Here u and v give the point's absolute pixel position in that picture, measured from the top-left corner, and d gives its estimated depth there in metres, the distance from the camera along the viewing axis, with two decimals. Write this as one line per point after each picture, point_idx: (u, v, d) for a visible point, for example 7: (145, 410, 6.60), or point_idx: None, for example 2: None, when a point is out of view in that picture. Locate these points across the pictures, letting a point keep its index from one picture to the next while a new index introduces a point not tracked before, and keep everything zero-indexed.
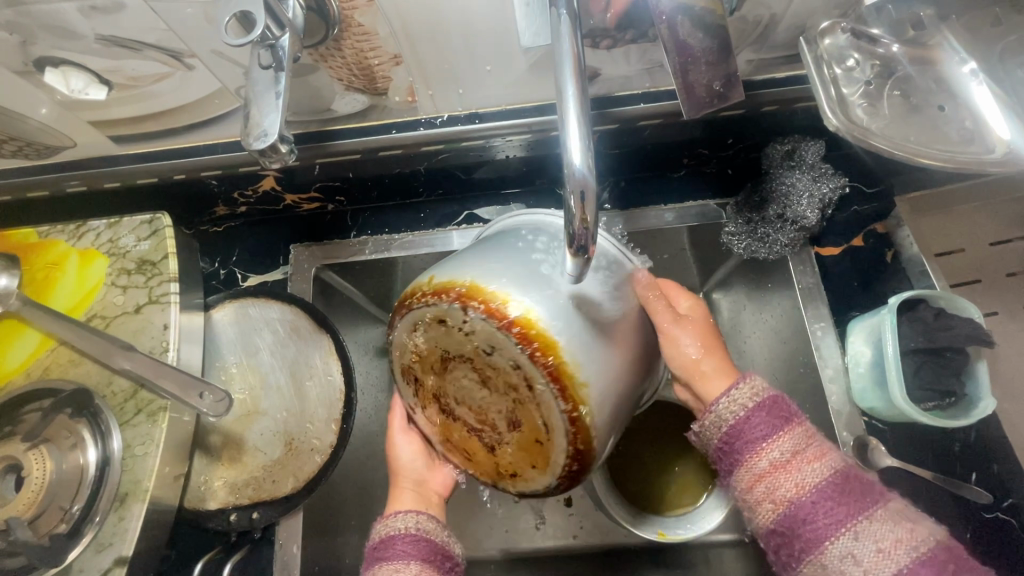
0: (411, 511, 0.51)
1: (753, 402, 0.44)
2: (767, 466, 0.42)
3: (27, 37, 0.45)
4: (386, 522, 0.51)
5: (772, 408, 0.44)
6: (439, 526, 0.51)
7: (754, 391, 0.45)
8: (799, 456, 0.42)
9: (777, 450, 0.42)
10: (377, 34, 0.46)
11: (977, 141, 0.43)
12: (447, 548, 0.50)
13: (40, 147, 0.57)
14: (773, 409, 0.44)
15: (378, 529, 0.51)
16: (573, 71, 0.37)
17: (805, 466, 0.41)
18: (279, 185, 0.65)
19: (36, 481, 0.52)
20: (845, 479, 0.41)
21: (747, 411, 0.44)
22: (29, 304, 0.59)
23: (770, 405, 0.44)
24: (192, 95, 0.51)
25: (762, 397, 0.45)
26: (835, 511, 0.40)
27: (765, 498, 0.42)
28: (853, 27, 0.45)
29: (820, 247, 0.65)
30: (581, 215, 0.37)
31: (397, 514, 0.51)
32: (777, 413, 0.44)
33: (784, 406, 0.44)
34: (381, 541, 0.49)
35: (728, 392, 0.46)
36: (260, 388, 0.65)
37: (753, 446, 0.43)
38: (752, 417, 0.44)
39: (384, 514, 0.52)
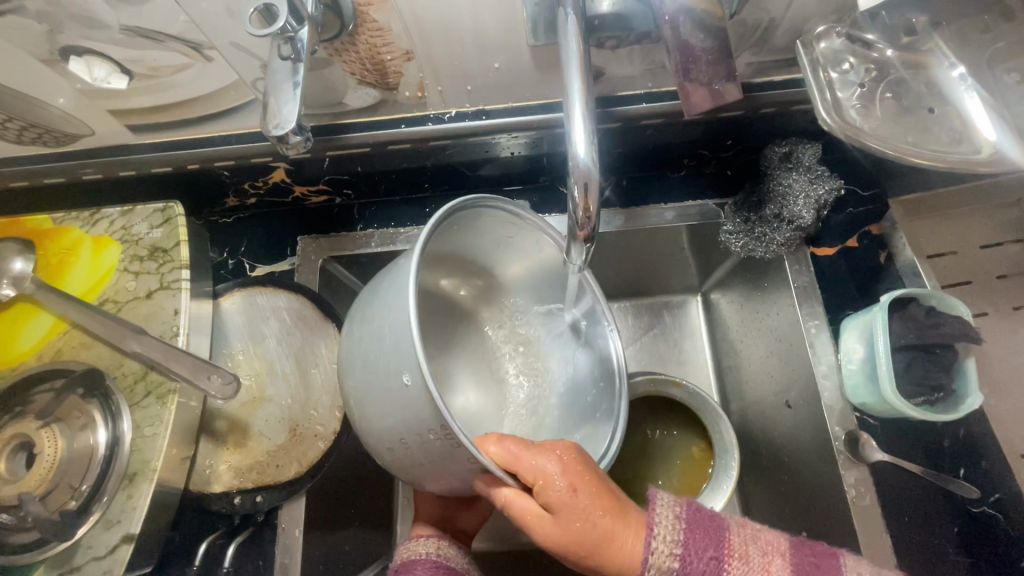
0: (434, 538, 0.56)
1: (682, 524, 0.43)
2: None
3: (55, 26, 0.46)
4: (410, 547, 0.55)
5: (693, 537, 0.42)
6: (458, 554, 0.56)
7: (670, 518, 0.44)
8: None
9: None
10: (390, 31, 0.48)
11: (967, 142, 0.44)
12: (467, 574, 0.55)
13: (59, 134, 0.59)
14: (696, 537, 0.43)
15: (399, 555, 0.55)
16: (579, 67, 0.39)
17: None
18: (289, 178, 0.67)
19: (47, 459, 0.53)
20: (799, 562, 0.43)
21: (679, 556, 0.42)
22: (43, 288, 0.60)
23: (695, 535, 0.43)
24: (209, 86, 0.52)
25: (686, 517, 0.44)
26: None
27: None
28: (848, 32, 0.47)
29: (816, 247, 0.67)
30: (584, 204, 0.41)
31: (420, 541, 0.56)
32: (706, 543, 0.42)
33: (713, 525, 0.43)
34: (404, 562, 0.54)
35: (649, 541, 0.42)
36: (265, 374, 0.67)
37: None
38: (688, 562, 0.42)
39: (408, 541, 0.57)
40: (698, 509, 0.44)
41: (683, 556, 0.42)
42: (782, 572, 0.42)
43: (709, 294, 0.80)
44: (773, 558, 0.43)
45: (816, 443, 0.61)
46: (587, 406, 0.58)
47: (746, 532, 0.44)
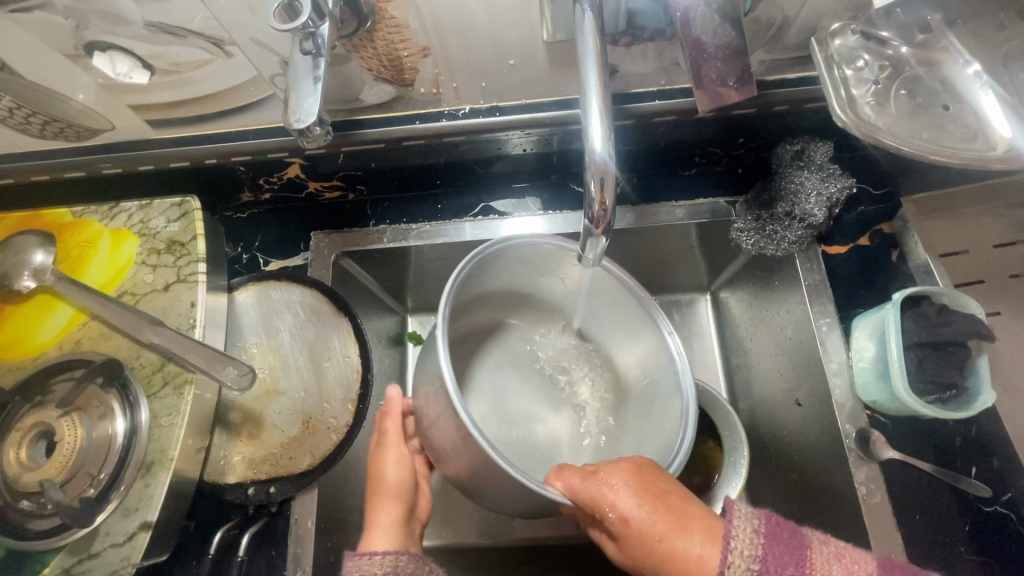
0: (389, 555, 0.52)
1: (763, 533, 0.39)
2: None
3: (81, 22, 0.47)
4: (361, 564, 0.51)
5: (774, 549, 0.38)
6: (414, 565, 0.52)
7: (750, 528, 0.39)
8: None
9: None
10: (408, 27, 0.48)
11: (981, 138, 0.44)
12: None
13: (81, 129, 0.60)
14: (777, 549, 0.38)
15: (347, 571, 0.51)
16: (595, 63, 0.39)
17: None
18: (304, 173, 0.68)
19: (66, 447, 0.54)
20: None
21: (758, 569, 0.38)
22: (63, 279, 0.61)
23: (774, 548, 0.38)
24: (229, 82, 0.53)
25: (769, 528, 0.39)
26: None
27: None
28: (863, 29, 0.48)
29: (827, 246, 0.67)
30: (600, 197, 0.42)
31: (370, 557, 0.52)
32: (787, 557, 0.38)
33: (792, 535, 0.39)
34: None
35: (725, 553, 0.39)
36: (279, 367, 0.67)
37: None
38: (767, 573, 0.38)
39: (356, 554, 0.52)
40: (779, 521, 0.40)
41: (762, 569, 0.38)
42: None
43: (718, 292, 0.80)
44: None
45: (826, 441, 0.62)
46: (646, 408, 0.59)
47: (831, 548, 0.39)
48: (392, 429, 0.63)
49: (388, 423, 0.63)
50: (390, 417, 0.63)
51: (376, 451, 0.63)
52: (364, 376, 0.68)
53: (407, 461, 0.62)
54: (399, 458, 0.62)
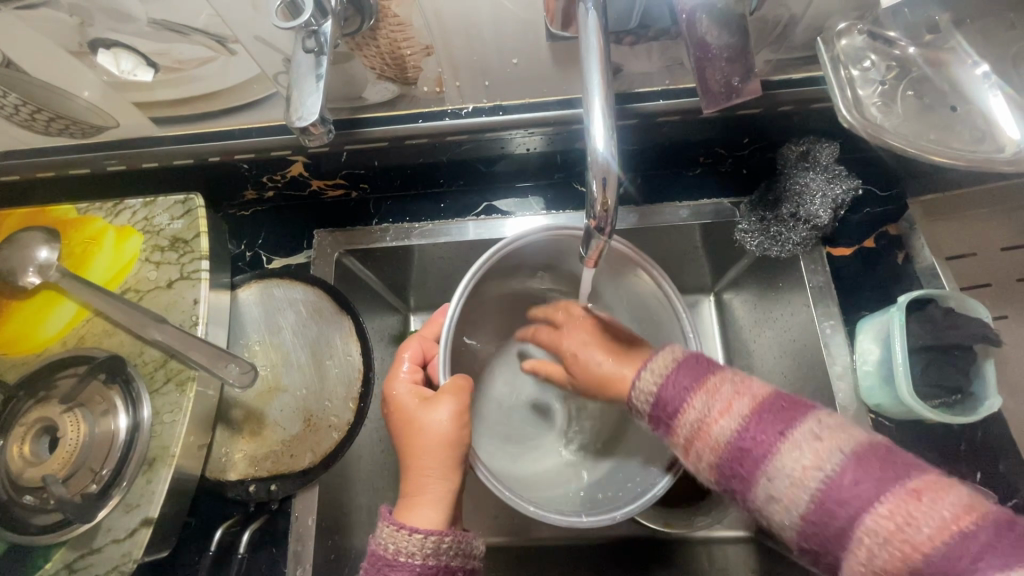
0: (430, 534, 0.46)
1: (669, 370, 0.47)
2: (685, 426, 0.44)
3: (85, 19, 0.47)
4: (397, 540, 0.45)
5: (678, 373, 0.47)
6: (452, 550, 0.46)
7: (661, 367, 0.48)
8: (709, 407, 0.43)
9: (694, 402, 0.44)
10: (411, 25, 0.48)
11: (990, 140, 0.44)
12: (467, 566, 0.48)
13: (86, 126, 0.60)
14: (680, 372, 0.47)
15: (382, 542, 0.46)
16: (598, 62, 0.39)
17: (722, 411, 0.43)
18: (307, 172, 0.68)
19: (69, 443, 0.55)
20: (769, 407, 0.42)
21: (658, 388, 0.47)
22: (67, 276, 0.62)
23: (678, 373, 0.47)
24: (232, 80, 0.53)
25: (682, 360, 0.48)
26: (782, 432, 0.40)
27: (708, 418, 0.43)
28: (870, 29, 0.47)
29: (831, 247, 0.66)
30: (602, 197, 0.41)
31: (405, 532, 0.45)
32: (686, 376, 0.46)
33: (706, 364, 0.47)
34: (391, 563, 0.45)
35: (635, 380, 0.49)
36: (281, 365, 0.68)
37: (675, 421, 0.45)
38: (664, 392, 0.46)
39: (389, 520, 0.46)
40: (697, 359, 0.48)
41: (662, 377, 0.47)
42: (742, 412, 0.42)
43: (721, 293, 0.80)
44: (739, 399, 0.43)
45: None
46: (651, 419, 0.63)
47: (815, 424, 0.39)
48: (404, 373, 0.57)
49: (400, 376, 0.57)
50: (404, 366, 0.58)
51: (415, 405, 0.53)
52: (365, 375, 0.68)
53: (463, 412, 0.52)
54: (455, 410, 0.52)
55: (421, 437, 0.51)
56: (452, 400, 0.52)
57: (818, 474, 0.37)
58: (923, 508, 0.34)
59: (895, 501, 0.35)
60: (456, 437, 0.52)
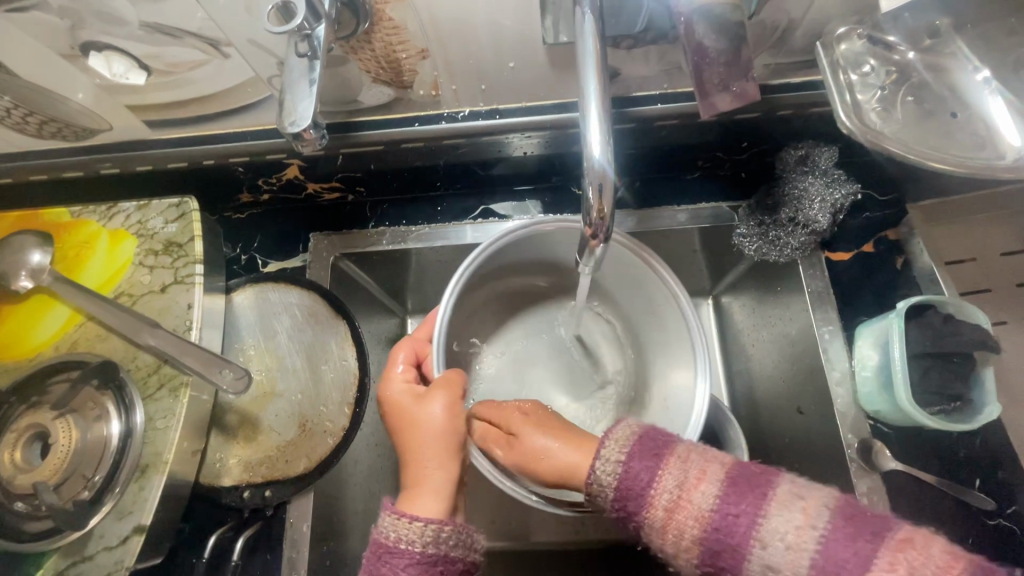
0: (431, 522, 0.45)
1: (627, 447, 0.43)
2: (665, 511, 0.40)
3: (76, 22, 0.47)
4: (401, 529, 0.45)
5: (638, 450, 0.42)
6: (454, 537, 0.46)
7: (619, 445, 0.43)
8: (684, 482, 0.40)
9: (669, 481, 0.40)
10: (406, 29, 0.48)
11: (990, 147, 0.43)
12: (468, 561, 0.47)
13: (78, 129, 0.59)
14: (641, 447, 0.43)
15: (385, 530, 0.45)
16: (595, 67, 0.39)
17: (695, 492, 0.39)
18: (302, 175, 0.67)
19: (62, 449, 0.54)
20: (737, 477, 0.40)
21: (623, 463, 0.42)
22: (60, 280, 0.61)
23: (638, 451, 0.42)
24: (226, 83, 0.53)
25: (637, 433, 0.44)
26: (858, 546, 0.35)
27: (688, 517, 0.39)
28: (869, 34, 0.47)
29: (830, 252, 0.66)
30: (598, 204, 0.41)
31: (406, 518, 0.45)
32: (647, 451, 0.42)
33: (657, 433, 0.44)
34: (393, 550, 0.44)
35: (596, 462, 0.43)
36: (276, 369, 0.67)
37: (642, 493, 0.41)
38: (632, 468, 0.42)
39: (392, 508, 0.46)
40: (649, 429, 0.44)
41: (628, 454, 0.42)
42: (720, 487, 0.39)
43: (719, 297, 0.79)
44: (711, 464, 0.41)
45: (828, 451, 0.61)
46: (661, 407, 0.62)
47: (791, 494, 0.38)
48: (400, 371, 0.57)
49: (397, 371, 0.57)
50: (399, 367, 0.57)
51: (411, 404, 0.53)
52: (360, 380, 0.68)
53: (456, 405, 0.52)
54: (450, 405, 0.52)
55: (422, 430, 0.51)
56: (443, 394, 0.52)
57: (810, 542, 0.36)
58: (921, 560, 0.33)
59: (888, 556, 0.34)
60: (455, 430, 0.52)
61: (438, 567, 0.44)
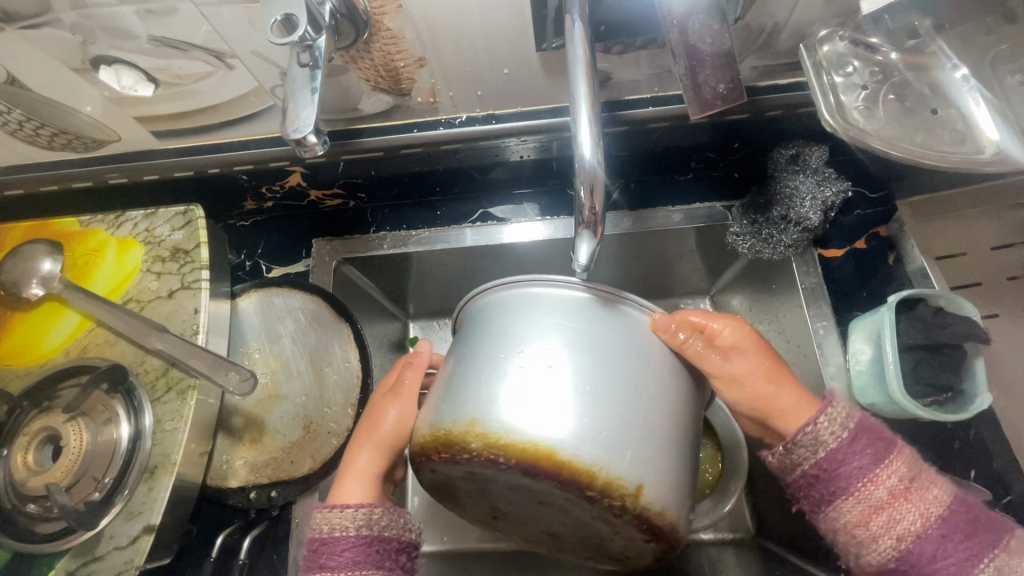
0: (362, 507, 0.48)
1: (855, 423, 0.46)
2: (878, 492, 0.44)
3: (87, 37, 0.49)
4: (331, 519, 0.48)
5: (863, 431, 0.46)
6: (393, 521, 0.49)
7: (841, 417, 0.46)
8: (907, 483, 0.44)
9: (887, 477, 0.44)
10: (404, 38, 0.49)
11: (970, 142, 0.45)
12: (404, 540, 0.50)
13: (88, 140, 0.61)
14: (862, 433, 0.46)
15: (319, 525, 0.48)
16: (585, 74, 0.40)
17: (917, 496, 0.43)
18: (305, 182, 0.69)
19: (72, 451, 0.56)
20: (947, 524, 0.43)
21: (850, 428, 0.46)
22: (70, 287, 0.63)
23: (861, 432, 0.46)
24: (230, 93, 0.54)
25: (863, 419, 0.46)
26: (968, 546, 0.42)
27: (885, 529, 0.43)
28: (851, 36, 0.48)
29: (823, 249, 0.67)
30: (589, 204, 0.42)
31: (342, 509, 0.48)
32: (871, 441, 0.45)
33: (888, 431, 0.46)
34: (325, 540, 0.47)
35: (822, 415, 0.46)
36: (281, 372, 0.69)
37: (848, 479, 0.45)
38: (840, 448, 0.45)
39: (326, 505, 0.49)
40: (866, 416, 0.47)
41: (852, 432, 0.45)
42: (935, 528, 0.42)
43: (717, 297, 0.80)
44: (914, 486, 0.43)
45: None
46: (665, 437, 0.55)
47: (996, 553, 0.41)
48: (410, 372, 0.56)
49: (410, 373, 0.56)
50: (412, 367, 0.57)
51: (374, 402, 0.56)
52: (363, 382, 0.69)
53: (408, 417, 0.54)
54: (410, 409, 0.55)
55: (376, 432, 0.54)
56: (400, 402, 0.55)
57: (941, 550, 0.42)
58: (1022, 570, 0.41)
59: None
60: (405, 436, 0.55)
61: (375, 548, 0.47)
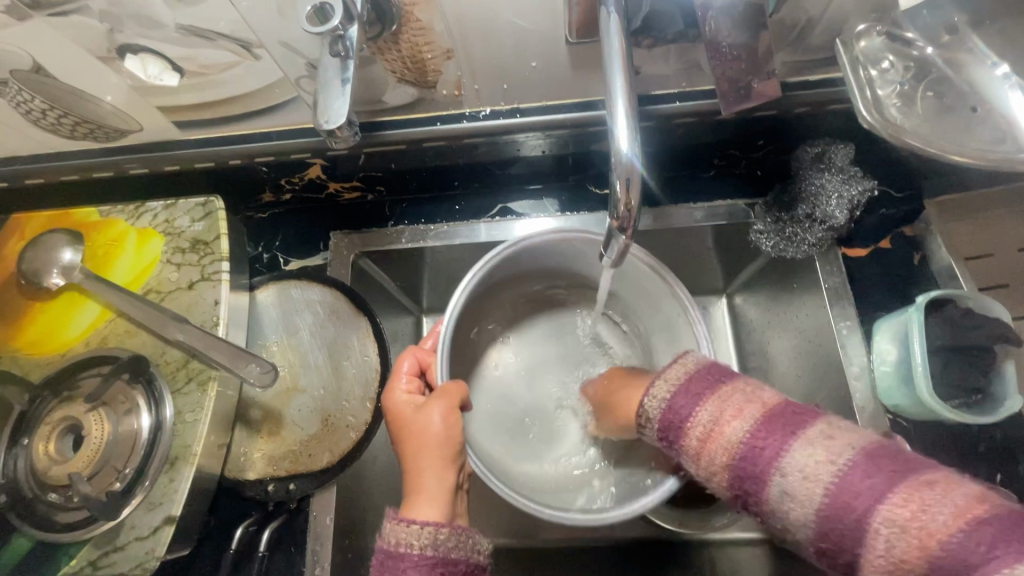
0: (427, 525, 0.46)
1: (685, 376, 0.44)
2: (780, 483, 0.37)
3: (114, 26, 0.48)
4: (401, 533, 0.46)
5: (692, 393, 0.43)
6: (461, 540, 0.47)
7: (671, 380, 0.45)
8: (717, 416, 0.41)
9: (725, 422, 0.40)
10: (433, 30, 0.49)
11: (1011, 141, 0.44)
12: (471, 562, 0.48)
13: (110, 130, 0.61)
14: (700, 389, 0.43)
15: (386, 537, 0.47)
16: (621, 66, 0.39)
17: (735, 418, 0.40)
18: (324, 174, 0.68)
19: (94, 441, 0.55)
20: (779, 413, 0.39)
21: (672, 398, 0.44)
22: (91, 277, 0.63)
23: (688, 393, 0.43)
24: (255, 84, 0.54)
25: (697, 367, 0.45)
26: (769, 434, 0.38)
27: (791, 471, 0.37)
28: (888, 31, 0.47)
29: (848, 248, 0.66)
30: (626, 199, 0.42)
31: (410, 524, 0.46)
32: (701, 394, 0.43)
33: (717, 371, 0.44)
34: (394, 554, 0.46)
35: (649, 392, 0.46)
36: (298, 365, 0.68)
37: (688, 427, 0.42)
38: (676, 405, 0.43)
39: (395, 517, 0.48)
40: (706, 370, 0.44)
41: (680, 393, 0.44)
42: (753, 416, 0.40)
43: (733, 297, 0.79)
44: (751, 405, 0.40)
45: None
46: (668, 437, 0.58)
47: (812, 433, 0.37)
48: (403, 380, 0.58)
49: (398, 381, 0.58)
50: (403, 377, 0.58)
51: (410, 412, 0.54)
52: (493, 352, 0.72)
53: (452, 413, 0.52)
54: (446, 414, 0.52)
55: (422, 438, 0.52)
56: (442, 403, 0.52)
57: (737, 436, 0.39)
58: (934, 495, 0.32)
59: (797, 451, 0.37)
60: (453, 435, 0.52)
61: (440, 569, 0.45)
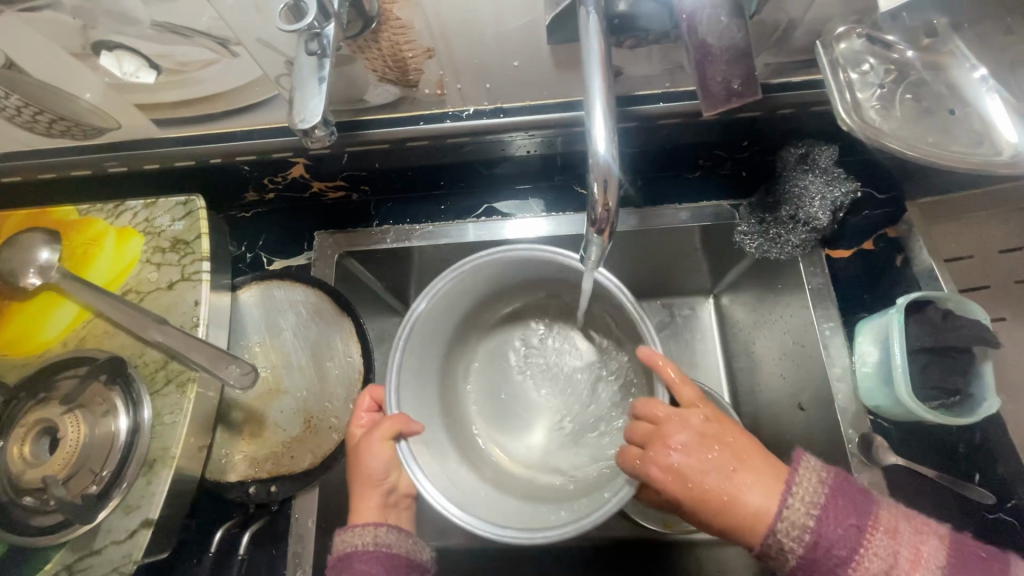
0: (371, 527, 0.54)
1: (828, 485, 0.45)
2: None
3: (88, 22, 0.48)
4: (351, 537, 0.53)
5: (837, 503, 0.44)
6: (401, 537, 0.55)
7: (810, 495, 0.44)
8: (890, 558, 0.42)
9: (873, 547, 0.42)
10: (413, 28, 0.48)
11: (987, 143, 0.44)
12: (414, 558, 0.54)
13: (87, 127, 0.60)
14: (841, 504, 0.44)
15: (339, 544, 0.54)
16: (599, 67, 0.39)
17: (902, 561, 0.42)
18: (307, 173, 0.68)
19: (70, 444, 0.55)
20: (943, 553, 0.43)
21: (811, 527, 0.43)
22: (68, 277, 0.62)
23: (834, 505, 0.44)
24: (234, 82, 0.53)
25: (830, 477, 0.45)
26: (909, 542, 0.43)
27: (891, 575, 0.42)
28: (868, 33, 0.47)
29: (831, 250, 0.67)
30: (603, 200, 0.42)
31: (358, 529, 0.54)
32: (850, 511, 0.43)
33: (854, 486, 0.45)
34: (344, 557, 0.52)
35: (785, 497, 0.44)
36: (281, 366, 0.68)
37: (835, 563, 0.42)
38: (825, 529, 0.43)
39: (344, 529, 0.55)
40: (841, 482, 0.45)
41: (823, 515, 0.43)
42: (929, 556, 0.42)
43: (720, 297, 0.80)
44: (923, 538, 0.43)
45: (828, 447, 0.61)
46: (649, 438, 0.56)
47: (920, 543, 0.43)
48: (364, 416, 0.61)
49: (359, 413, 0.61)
50: (363, 415, 0.61)
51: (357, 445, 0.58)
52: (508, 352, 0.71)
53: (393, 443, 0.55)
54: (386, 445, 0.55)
55: (363, 469, 0.57)
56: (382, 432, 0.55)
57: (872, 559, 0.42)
58: None
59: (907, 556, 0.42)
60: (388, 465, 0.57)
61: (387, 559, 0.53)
